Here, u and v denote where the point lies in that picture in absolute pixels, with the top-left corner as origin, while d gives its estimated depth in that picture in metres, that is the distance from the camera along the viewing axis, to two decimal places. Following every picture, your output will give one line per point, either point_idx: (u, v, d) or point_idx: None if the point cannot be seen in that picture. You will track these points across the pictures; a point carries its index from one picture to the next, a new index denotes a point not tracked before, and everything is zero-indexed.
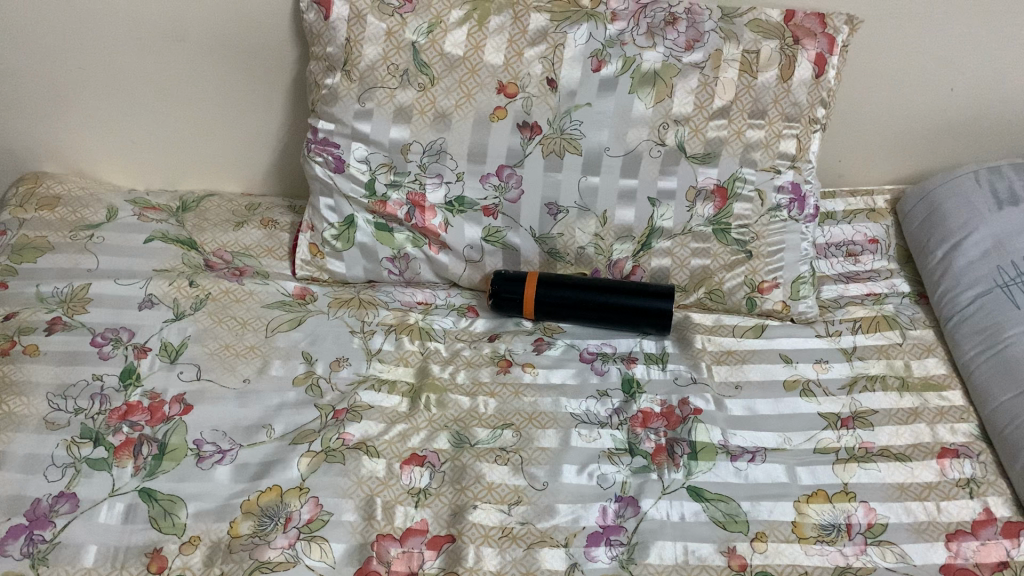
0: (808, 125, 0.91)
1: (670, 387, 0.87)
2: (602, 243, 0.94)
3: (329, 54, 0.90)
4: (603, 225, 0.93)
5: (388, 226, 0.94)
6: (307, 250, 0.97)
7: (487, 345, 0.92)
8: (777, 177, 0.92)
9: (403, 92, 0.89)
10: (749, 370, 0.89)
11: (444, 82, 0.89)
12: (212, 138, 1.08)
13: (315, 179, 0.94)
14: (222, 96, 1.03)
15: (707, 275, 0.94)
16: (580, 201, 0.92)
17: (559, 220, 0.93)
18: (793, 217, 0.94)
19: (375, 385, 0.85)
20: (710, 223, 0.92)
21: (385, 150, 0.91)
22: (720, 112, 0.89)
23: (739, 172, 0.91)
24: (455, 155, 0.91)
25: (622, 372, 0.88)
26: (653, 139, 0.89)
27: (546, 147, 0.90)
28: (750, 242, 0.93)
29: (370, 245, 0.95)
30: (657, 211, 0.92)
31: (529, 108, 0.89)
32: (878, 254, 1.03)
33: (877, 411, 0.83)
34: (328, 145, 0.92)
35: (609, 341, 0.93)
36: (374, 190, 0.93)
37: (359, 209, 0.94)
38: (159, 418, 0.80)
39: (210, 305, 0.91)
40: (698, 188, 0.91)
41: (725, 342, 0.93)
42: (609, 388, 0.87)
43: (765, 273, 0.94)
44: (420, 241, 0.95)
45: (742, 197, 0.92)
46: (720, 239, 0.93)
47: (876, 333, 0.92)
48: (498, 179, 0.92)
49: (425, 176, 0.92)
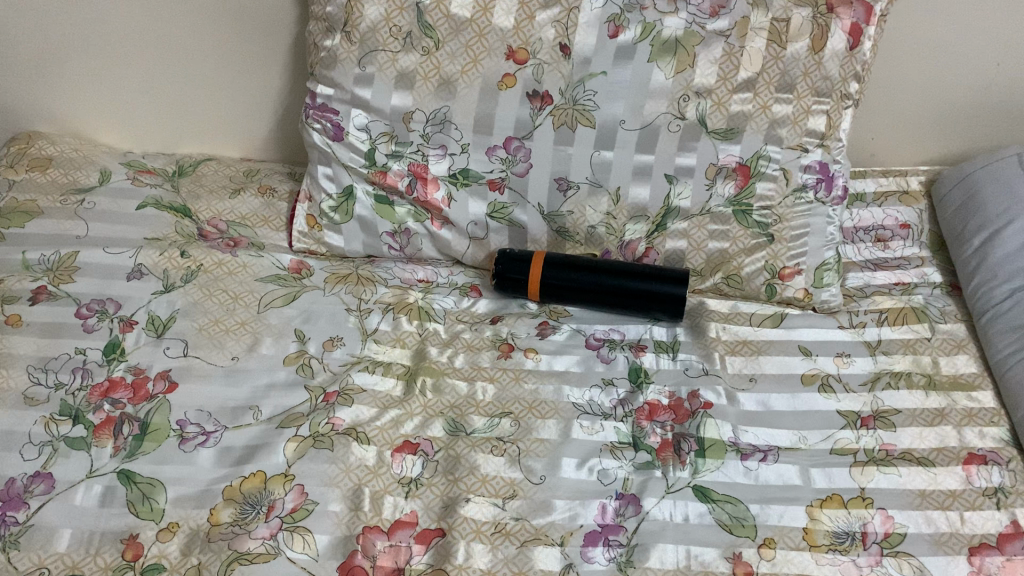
0: (840, 100, 0.87)
1: (679, 378, 0.81)
2: (614, 223, 0.89)
3: (329, 14, 0.85)
4: (615, 203, 0.88)
5: (389, 199, 0.89)
6: (304, 221, 0.92)
7: (488, 328, 0.87)
8: (804, 155, 0.87)
9: (406, 56, 0.84)
10: (766, 362, 0.83)
11: (450, 46, 0.84)
12: (210, 101, 1.03)
13: (313, 148, 0.90)
14: (219, 56, 0.98)
15: (725, 259, 0.89)
16: (592, 176, 0.87)
17: (569, 196, 0.88)
18: (820, 198, 0.88)
19: (370, 367, 0.81)
20: (730, 203, 0.87)
21: (386, 118, 0.87)
22: (745, 84, 0.85)
23: (764, 150, 0.86)
24: (460, 125, 0.86)
25: (630, 360, 0.83)
26: (672, 112, 0.85)
27: (557, 119, 0.85)
28: (772, 224, 0.88)
29: (369, 218, 0.90)
30: (674, 189, 0.87)
31: (540, 76, 0.84)
32: (909, 241, 0.93)
33: (901, 411, 0.78)
34: (327, 111, 0.88)
35: (618, 326, 0.87)
36: (374, 161, 0.88)
37: (358, 180, 0.89)
38: (142, 396, 0.76)
39: (202, 277, 0.87)
40: (718, 166, 0.87)
41: (741, 330, 0.86)
42: (615, 377, 0.82)
43: (787, 259, 0.88)
44: (422, 215, 0.90)
45: (766, 176, 0.87)
46: (740, 221, 0.87)
47: (904, 326, 0.85)
48: (506, 152, 0.87)
49: (428, 146, 0.87)
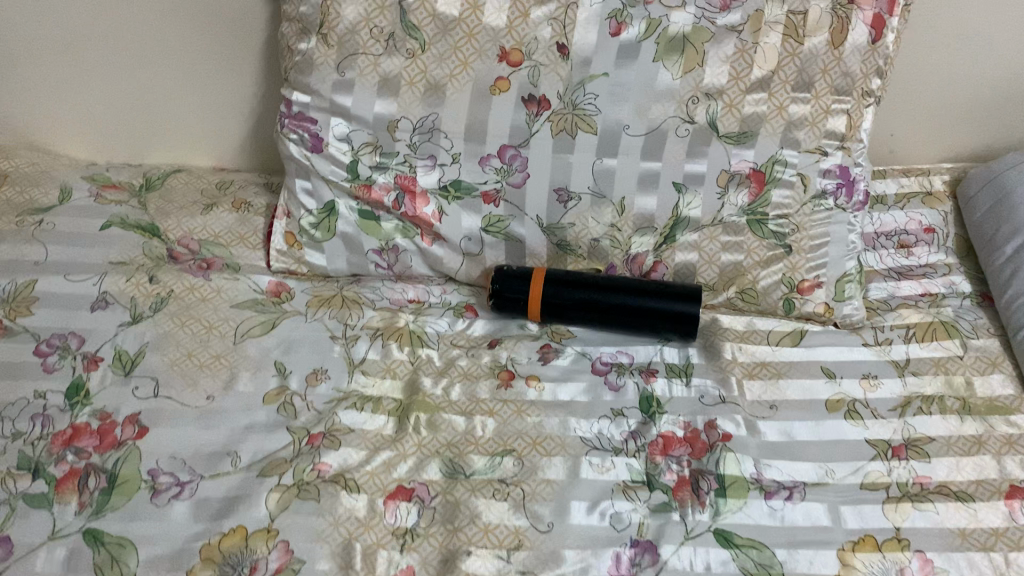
0: (861, 97, 0.80)
1: (694, 406, 0.75)
2: (619, 235, 0.82)
3: (303, 15, 0.77)
4: (620, 214, 0.82)
5: (375, 215, 0.82)
6: (283, 239, 0.85)
7: (486, 353, 0.80)
8: (823, 159, 0.80)
9: (389, 59, 0.77)
10: (787, 387, 0.77)
11: (436, 48, 0.77)
12: (177, 107, 0.95)
13: (290, 160, 0.82)
14: (186, 59, 0.90)
15: (739, 272, 0.82)
16: (595, 186, 0.81)
17: (570, 208, 0.82)
18: (840, 205, 0.82)
19: (358, 403, 0.74)
20: (745, 212, 0.81)
21: (369, 127, 0.79)
22: (759, 84, 0.78)
23: (780, 155, 0.80)
24: (450, 133, 0.79)
25: (640, 387, 0.77)
26: (681, 115, 0.78)
27: (556, 125, 0.79)
28: (790, 234, 0.81)
29: (353, 235, 0.83)
30: (683, 198, 0.81)
31: (536, 79, 0.77)
32: (934, 246, 0.87)
33: (935, 439, 0.72)
34: (304, 120, 0.80)
35: (626, 348, 0.81)
36: (357, 174, 0.81)
37: (341, 194, 0.82)
38: (109, 444, 0.69)
39: (173, 305, 0.80)
40: (731, 173, 0.80)
41: (759, 351, 0.80)
42: (625, 406, 0.75)
43: (807, 271, 0.81)
44: (410, 231, 0.83)
45: (782, 183, 0.80)
46: (755, 231, 0.81)
47: (933, 343, 0.79)
48: (500, 161, 0.80)
49: (416, 157, 0.80)
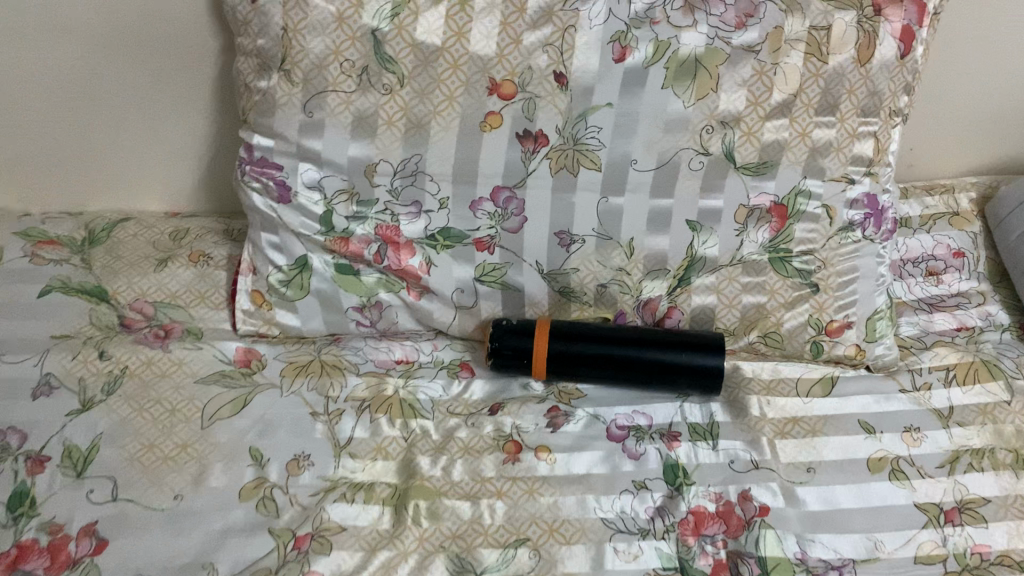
0: (889, 118, 0.72)
1: (725, 474, 0.68)
2: (628, 279, 0.74)
3: (261, 49, 0.67)
4: (629, 257, 0.73)
5: (354, 269, 0.73)
6: (249, 299, 0.75)
7: (487, 421, 0.71)
8: (850, 187, 0.73)
9: (363, 96, 0.67)
10: (824, 446, 0.69)
11: (417, 82, 0.67)
12: (121, 148, 0.84)
13: (254, 211, 0.72)
14: (130, 96, 0.80)
15: (762, 315, 0.74)
16: (600, 227, 0.72)
17: (573, 252, 0.73)
18: (868, 236, 0.74)
19: (348, 494, 0.65)
20: (766, 248, 0.73)
21: (343, 173, 0.70)
22: (780, 108, 0.69)
23: (803, 185, 0.72)
24: (436, 175, 0.70)
25: (663, 454, 0.69)
26: (694, 146, 0.70)
27: (555, 162, 0.70)
28: (815, 271, 0.73)
29: (330, 293, 0.74)
30: (699, 237, 0.72)
31: (532, 112, 0.68)
32: (965, 272, 0.81)
33: (990, 501, 0.65)
34: (267, 166, 0.70)
35: (642, 408, 0.73)
36: (332, 225, 0.71)
37: (314, 249, 0.72)
38: (62, 564, 0.59)
39: (128, 386, 0.70)
40: (750, 208, 0.72)
41: (789, 405, 0.72)
42: (648, 478, 0.67)
43: (835, 311, 0.74)
44: (395, 285, 0.74)
45: (806, 216, 0.73)
46: (779, 270, 0.73)
47: (976, 386, 0.72)
48: (494, 205, 0.71)
49: (398, 204, 0.71)
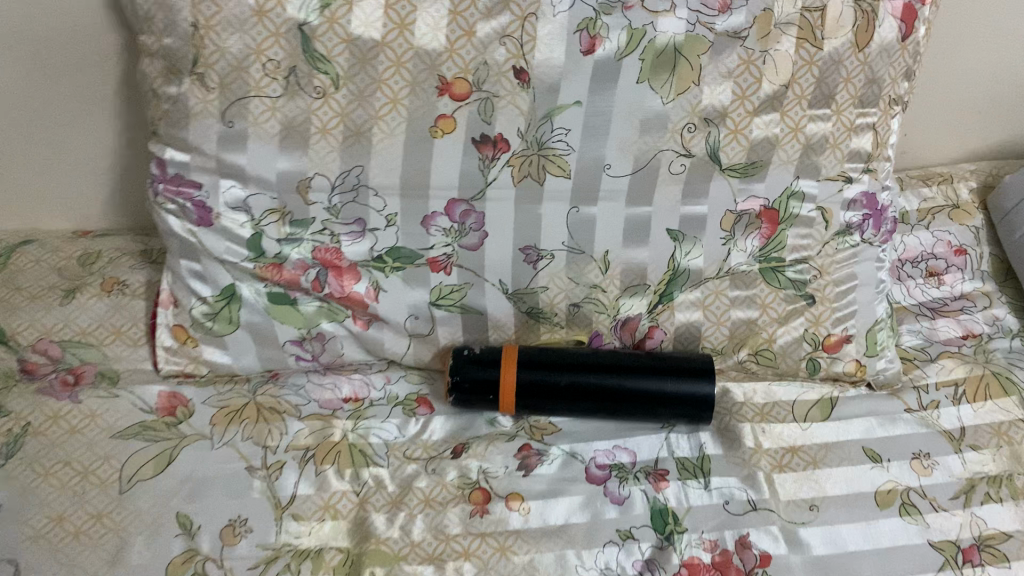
0: (889, 108, 0.64)
1: (718, 517, 0.60)
2: (603, 297, 0.66)
3: (168, 48, 0.56)
4: (605, 272, 0.65)
5: (290, 297, 0.63)
6: (171, 335, 0.65)
7: (451, 466, 0.63)
8: (847, 187, 0.65)
9: (291, 102, 0.57)
10: (827, 479, 0.62)
11: (354, 83, 0.57)
12: (15, 161, 0.73)
13: (170, 236, 0.62)
14: (20, 99, 0.69)
15: (752, 332, 0.67)
16: (571, 241, 0.63)
17: (541, 269, 0.64)
18: (867, 239, 0.67)
19: (293, 564, 0.56)
20: (756, 258, 0.65)
21: (272, 190, 0.60)
22: (769, 103, 0.61)
23: (795, 186, 0.64)
24: (381, 189, 0.61)
25: (649, 497, 0.61)
26: (675, 147, 0.61)
27: (517, 170, 0.61)
28: (811, 281, 0.66)
29: (264, 326, 0.64)
30: (681, 248, 0.64)
31: (489, 114, 0.59)
32: (967, 272, 0.75)
33: (1013, 536, 0.59)
34: (183, 184, 0.60)
35: (624, 442, 0.65)
36: (261, 250, 0.62)
37: (243, 276, 0.63)
38: None
39: (31, 446, 0.60)
40: (738, 214, 0.64)
41: (785, 433, 0.65)
42: (634, 526, 0.60)
43: (832, 325, 0.66)
44: (339, 314, 0.65)
45: (799, 220, 0.65)
46: (770, 282, 0.65)
47: (988, 403, 0.66)
48: (449, 220, 0.62)
49: (338, 222, 0.62)
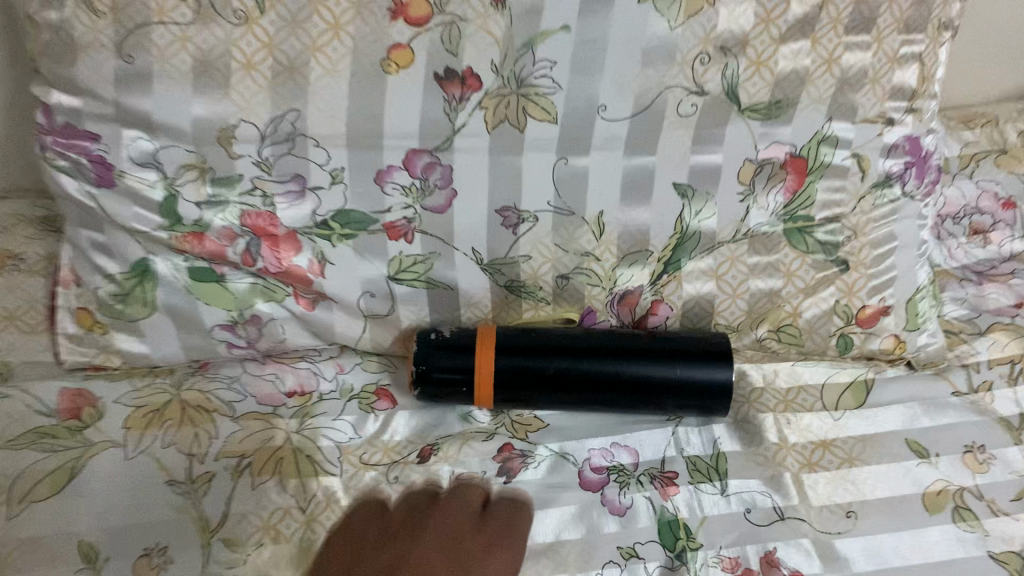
0: (938, 33, 0.53)
1: (739, 528, 0.51)
2: (597, 267, 0.55)
3: None
4: (599, 237, 0.54)
5: (216, 273, 0.52)
6: (73, 320, 0.54)
7: (417, 472, 0.53)
8: (887, 130, 0.54)
9: (204, 30, 0.45)
10: (865, 480, 0.53)
11: (284, 5, 0.45)
12: None
13: (65, 201, 0.50)
14: None
15: (774, 305, 0.56)
16: (558, 199, 0.52)
17: (522, 234, 0.53)
18: (908, 192, 0.56)
19: None
20: (780, 218, 0.54)
21: (187, 141, 0.48)
22: (798, 28, 0.50)
23: (828, 130, 0.53)
24: (323, 138, 0.49)
25: (656, 505, 0.51)
26: (685, 83, 0.50)
27: (491, 113, 0.49)
28: (845, 243, 0.55)
29: (186, 308, 0.53)
30: (691, 207, 0.53)
31: (455, 43, 0.47)
32: (1017, 228, 0.65)
33: None
34: (74, 136, 0.48)
35: (624, 439, 0.55)
36: (178, 216, 0.50)
37: (157, 249, 0.51)
38: None
39: None
40: (759, 164, 0.53)
41: (814, 424, 0.56)
42: (637, 541, 0.50)
43: (868, 295, 0.56)
44: (277, 293, 0.53)
45: (832, 170, 0.54)
46: (797, 245, 0.55)
47: None
48: (409, 176, 0.51)
49: (271, 180, 0.50)
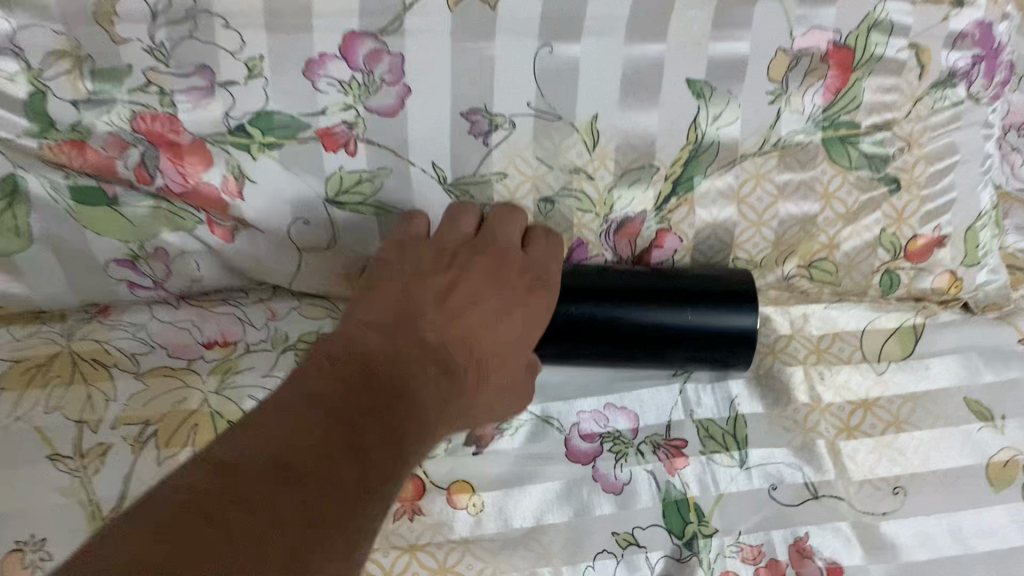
0: None
1: (761, 508, 0.41)
2: (590, 187, 0.44)
3: None
4: (593, 149, 0.43)
5: (106, 194, 0.41)
6: None
7: None
8: (954, 14, 0.42)
9: None
10: (916, 449, 0.43)
11: None
12: None
13: None
14: None
15: (806, 235, 0.46)
16: (540, 101, 0.41)
17: (495, 145, 0.42)
18: (973, 94, 0.44)
19: None
20: (818, 124, 0.43)
21: (56, 19, 0.37)
22: None
23: (880, 12, 0.41)
24: (234, 18, 0.38)
25: (659, 481, 0.42)
26: None
27: None
28: (895, 158, 0.44)
29: (71, 238, 0.42)
30: (707, 110, 0.42)
31: None
32: None
33: None
34: None
35: (624, 396, 0.46)
36: (50, 118, 0.39)
37: (26, 161, 0.40)
38: None
39: None
40: (793, 57, 0.41)
41: (856, 382, 0.45)
42: (637, 526, 0.40)
43: (920, 222, 0.46)
44: (187, 219, 0.42)
45: (884, 65, 0.42)
46: (837, 160, 0.44)
47: None
48: (348, 68, 0.39)
49: (169, 72, 0.38)
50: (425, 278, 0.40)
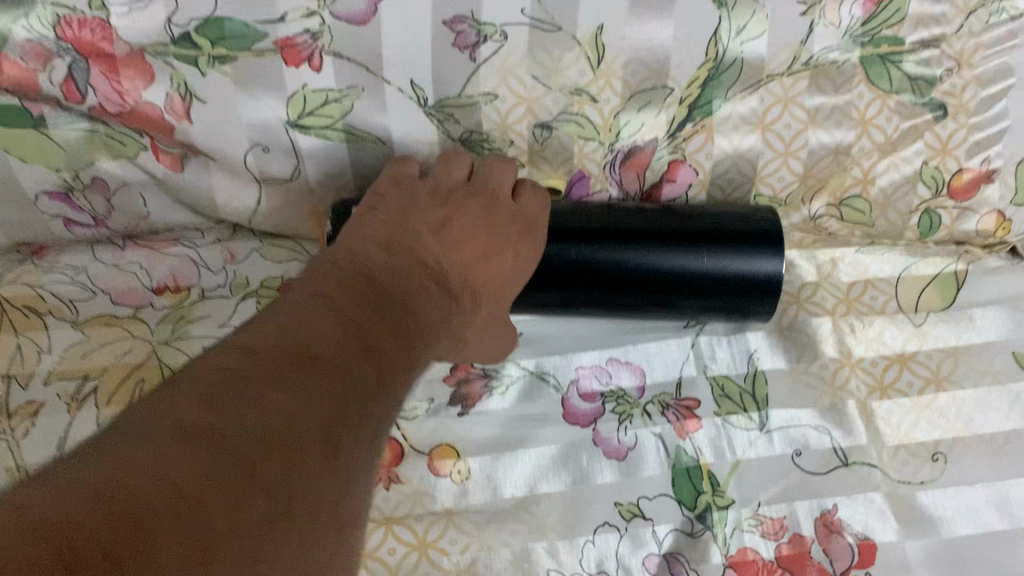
0: None
1: (783, 477, 0.37)
2: (591, 112, 0.38)
3: None
4: (596, 67, 0.37)
5: (29, 115, 0.35)
6: None
7: None
8: None
9: None
10: (958, 412, 0.38)
11: None
12: None
13: None
14: None
15: (837, 169, 0.40)
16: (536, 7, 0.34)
17: (484, 60, 0.36)
18: None
19: None
20: (856, 40, 0.36)
21: None
22: None
23: None
24: None
25: (668, 446, 0.37)
26: None
27: None
28: (940, 81, 0.37)
29: None
30: (728, 21, 0.35)
31: None
32: None
33: None
34: None
35: (628, 349, 0.40)
36: None
37: None
38: None
39: None
40: None
41: (891, 335, 0.40)
42: (643, 496, 0.36)
43: (966, 154, 0.39)
44: (125, 145, 0.37)
45: None
46: (875, 82, 0.38)
47: None
48: None
49: None
50: (420, 209, 0.35)
